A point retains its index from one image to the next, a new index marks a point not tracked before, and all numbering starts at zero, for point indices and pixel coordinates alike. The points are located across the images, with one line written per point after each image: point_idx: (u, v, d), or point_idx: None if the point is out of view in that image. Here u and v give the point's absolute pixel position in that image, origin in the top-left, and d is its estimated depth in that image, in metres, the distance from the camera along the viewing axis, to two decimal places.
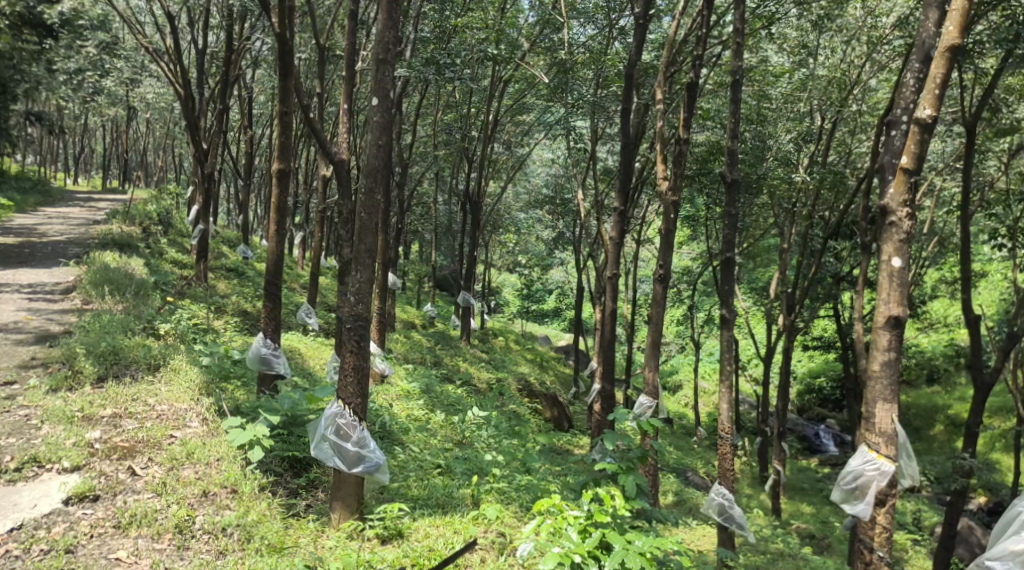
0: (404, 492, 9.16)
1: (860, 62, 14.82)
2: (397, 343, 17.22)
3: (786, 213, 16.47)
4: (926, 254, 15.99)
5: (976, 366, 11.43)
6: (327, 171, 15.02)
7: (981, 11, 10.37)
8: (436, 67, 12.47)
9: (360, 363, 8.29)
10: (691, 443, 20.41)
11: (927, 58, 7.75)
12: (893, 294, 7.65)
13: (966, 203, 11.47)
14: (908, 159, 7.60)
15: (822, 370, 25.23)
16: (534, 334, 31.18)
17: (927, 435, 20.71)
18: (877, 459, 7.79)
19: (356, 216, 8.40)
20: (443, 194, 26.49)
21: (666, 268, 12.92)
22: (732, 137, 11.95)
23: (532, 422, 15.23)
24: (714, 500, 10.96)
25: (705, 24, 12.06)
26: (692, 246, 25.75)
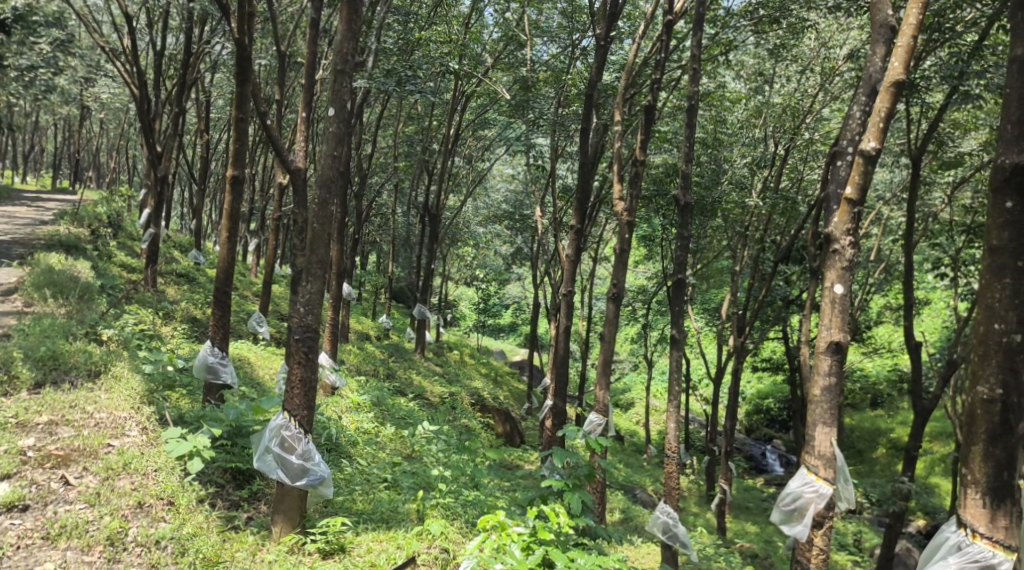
0: (349, 506, 9.11)
1: (813, 91, 15.01)
2: (350, 354, 17.13)
3: (739, 236, 16.73)
4: (873, 281, 16.37)
5: (916, 391, 11.69)
6: (284, 179, 14.91)
7: (929, 48, 10.72)
8: (398, 79, 12.50)
9: (306, 375, 8.23)
10: (640, 461, 20.54)
11: (873, 92, 8.05)
12: (835, 319, 7.81)
13: (909, 233, 11.72)
14: (852, 189, 7.76)
15: (770, 392, 25.61)
16: (489, 349, 31.26)
17: (869, 458, 21.10)
18: (816, 482, 7.93)
19: (310, 225, 8.37)
20: (402, 206, 26.45)
21: (620, 287, 13.02)
22: (687, 161, 12.11)
23: (483, 437, 15.24)
24: (659, 518, 11.04)
25: (664, 48, 12.19)
26: (647, 265, 26.05)
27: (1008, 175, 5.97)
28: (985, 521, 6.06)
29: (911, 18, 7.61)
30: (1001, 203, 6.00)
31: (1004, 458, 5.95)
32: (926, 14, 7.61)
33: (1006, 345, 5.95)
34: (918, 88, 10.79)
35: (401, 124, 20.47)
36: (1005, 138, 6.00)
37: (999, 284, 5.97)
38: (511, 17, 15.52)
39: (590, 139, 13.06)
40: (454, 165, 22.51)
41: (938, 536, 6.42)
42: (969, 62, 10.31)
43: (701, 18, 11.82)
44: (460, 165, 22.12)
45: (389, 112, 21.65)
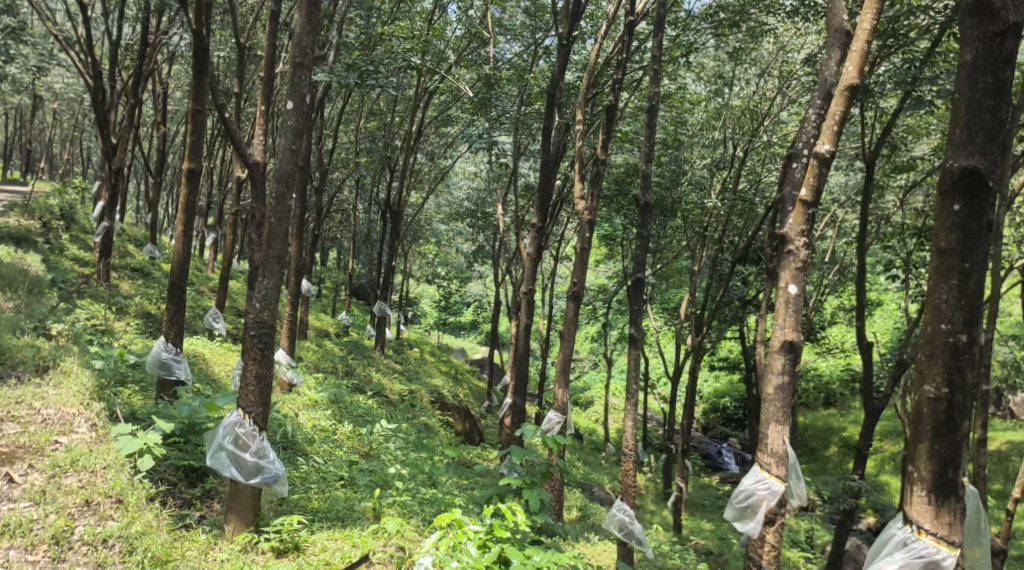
0: (304, 504, 9.05)
1: (772, 95, 15.15)
2: (309, 351, 17.02)
3: (697, 237, 16.89)
4: (827, 282, 16.63)
5: (868, 391, 11.88)
6: (242, 173, 14.76)
7: (883, 53, 10.93)
8: (359, 74, 12.38)
9: (262, 371, 8.15)
10: (598, 459, 20.63)
11: (828, 96, 8.25)
12: (789, 319, 7.93)
13: (862, 235, 11.90)
14: (807, 191, 7.86)
15: (726, 391, 25.92)
16: (449, 347, 31.25)
17: (823, 456, 21.44)
18: (769, 479, 8.04)
19: (266, 220, 8.29)
20: (363, 202, 26.32)
21: (580, 286, 13.05)
22: (647, 161, 12.17)
23: (442, 435, 15.23)
24: (616, 515, 11.12)
25: (625, 49, 12.26)
26: (608, 265, 26.21)
27: (956, 179, 5.86)
28: (929, 517, 5.99)
29: (866, 24, 7.69)
30: (949, 206, 5.88)
31: (949, 455, 5.89)
32: (881, 19, 7.69)
33: (952, 345, 5.88)
34: (873, 93, 10.95)
35: (363, 120, 20.36)
36: (955, 141, 5.89)
37: (946, 285, 5.88)
38: (474, 14, 15.45)
39: (552, 138, 13.08)
40: (416, 162, 22.45)
41: (884, 532, 6.33)
42: (921, 68, 10.48)
43: (662, 19, 11.87)
44: (422, 162, 22.05)
45: (351, 107, 21.52)
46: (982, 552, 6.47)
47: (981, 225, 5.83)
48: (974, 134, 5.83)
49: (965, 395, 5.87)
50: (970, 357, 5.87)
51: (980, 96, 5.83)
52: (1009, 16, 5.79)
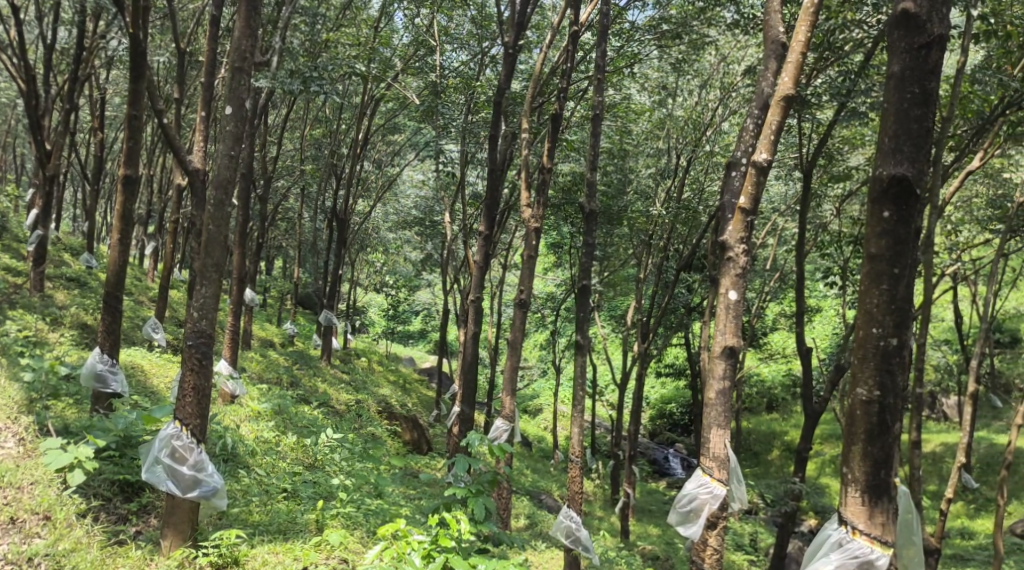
0: (244, 518, 8.90)
1: (714, 105, 15.36)
2: (252, 361, 16.76)
3: (642, 245, 17.07)
4: (769, 289, 16.93)
5: (807, 396, 12.08)
6: (182, 180, 14.48)
7: (820, 65, 11.16)
8: (302, 80, 12.17)
9: (199, 382, 7.99)
10: (546, 466, 20.66)
11: (764, 106, 8.40)
12: (729, 325, 8.04)
13: (801, 243, 12.10)
14: (745, 199, 7.99)
15: (673, 397, 26.22)
16: (398, 356, 31.15)
17: (765, 460, 21.78)
18: (711, 483, 8.13)
19: (204, 228, 8.14)
20: (308, 210, 26.11)
21: (527, 294, 13.04)
22: (592, 170, 12.23)
23: (388, 445, 15.13)
24: (562, 523, 11.12)
25: (569, 59, 12.34)
26: (556, 273, 26.35)
27: (885, 186, 5.99)
28: (863, 518, 6.09)
29: (800, 36, 7.85)
30: (879, 213, 6.01)
31: (881, 457, 6.01)
32: (815, 30, 7.86)
33: (883, 349, 6.00)
34: (809, 103, 11.16)
35: (308, 127, 20.17)
36: (884, 150, 6.03)
37: (877, 290, 6.00)
38: (420, 22, 15.36)
39: (499, 145, 13.08)
40: (363, 170, 22.31)
41: (821, 532, 6.40)
42: (856, 80, 10.71)
43: (605, 28, 11.94)
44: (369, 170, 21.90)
45: (295, 115, 21.32)
46: (914, 551, 6.60)
47: (910, 231, 5.97)
48: (903, 143, 5.97)
49: (896, 398, 6.00)
50: (901, 359, 6.00)
51: (907, 106, 5.97)
52: (934, 28, 5.95)
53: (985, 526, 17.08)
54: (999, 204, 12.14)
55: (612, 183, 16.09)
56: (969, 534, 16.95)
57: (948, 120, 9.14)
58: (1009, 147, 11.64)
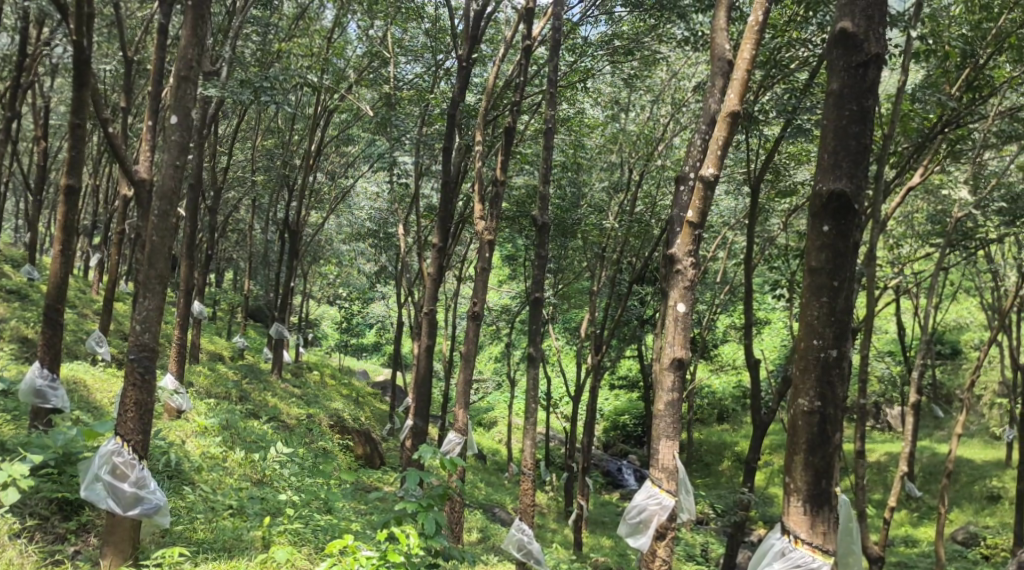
0: (188, 536, 8.76)
1: (666, 120, 15.53)
2: (200, 376, 16.46)
3: (596, 257, 17.17)
4: (719, 301, 17.14)
5: (756, 407, 12.22)
6: (128, 190, 14.22)
7: (767, 81, 11.35)
8: (252, 89, 12.05)
9: (142, 397, 7.83)
10: (500, 479, 20.62)
11: (711, 122, 8.57)
12: (678, 337, 8.12)
13: (749, 257, 12.26)
14: (693, 213, 8.07)
15: (626, 409, 26.38)
16: (351, 369, 30.91)
17: (717, 470, 21.99)
18: (660, 494, 8.18)
19: (148, 239, 7.98)
20: (259, 222, 25.84)
21: (481, 306, 13.00)
22: (545, 182, 12.27)
23: (340, 459, 14.98)
24: (514, 536, 11.09)
25: (522, 72, 12.38)
26: (511, 285, 26.41)
27: (825, 201, 6.10)
28: (805, 527, 6.15)
29: (745, 53, 7.95)
30: (818, 227, 6.11)
31: (822, 466, 6.08)
32: (759, 48, 7.98)
33: (824, 360, 6.08)
34: (756, 119, 11.35)
35: (259, 138, 19.96)
36: (824, 165, 6.13)
37: (817, 302, 6.10)
38: (374, 34, 15.32)
39: (452, 158, 13.07)
40: (316, 182, 22.13)
41: (764, 541, 6.45)
42: (801, 98, 10.90)
43: (558, 43, 12.00)
44: (322, 182, 21.75)
45: (246, 126, 21.11)
46: (854, 558, 6.69)
47: (849, 245, 6.07)
48: (842, 159, 6.08)
49: (836, 408, 6.09)
50: (840, 371, 6.09)
51: (846, 122, 6.09)
52: (871, 47, 6.07)
53: (928, 534, 17.40)
54: (939, 220, 12.44)
55: (565, 197, 16.19)
56: (913, 541, 17.23)
57: (889, 137, 9.34)
58: (947, 164, 11.95)
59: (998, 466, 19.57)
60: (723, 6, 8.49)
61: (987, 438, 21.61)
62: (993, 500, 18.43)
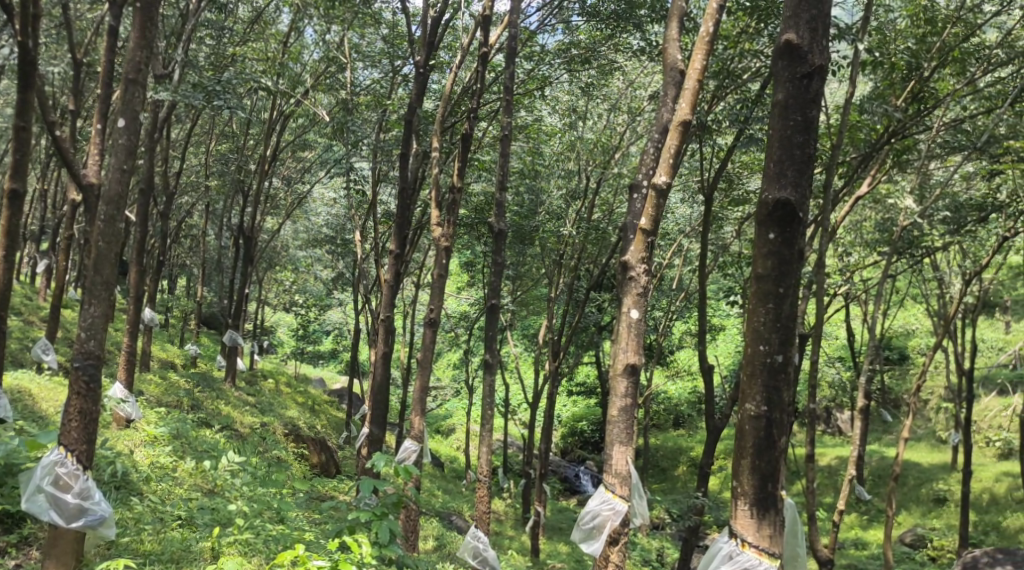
0: (135, 547, 8.71)
1: (622, 128, 15.63)
2: (150, 384, 16.17)
3: (553, 264, 17.21)
4: (674, 307, 17.30)
5: (709, 413, 12.32)
6: (76, 195, 13.94)
7: (721, 90, 11.48)
8: (205, 93, 11.87)
9: (86, 406, 7.65)
10: (457, 487, 20.55)
11: (664, 131, 8.70)
12: (631, 343, 8.18)
13: (703, 265, 12.38)
14: (645, 220, 8.14)
15: (584, 415, 26.48)
16: (307, 376, 30.64)
17: (672, 475, 22.15)
18: (613, 499, 8.20)
19: (93, 245, 7.80)
20: (213, 228, 25.53)
21: (437, 313, 12.95)
22: (501, 189, 12.26)
23: (295, 468, 14.82)
24: (469, 543, 11.03)
25: (479, 80, 12.37)
26: (470, 291, 26.37)
27: (771, 210, 6.17)
28: (751, 530, 6.20)
29: (696, 63, 8.02)
30: (765, 234, 6.19)
31: (768, 470, 6.15)
32: (710, 59, 8.06)
33: (769, 366, 6.15)
34: (710, 129, 11.47)
35: (213, 142, 19.67)
36: (769, 174, 6.21)
37: (764, 308, 6.16)
38: (331, 39, 15.19)
39: (409, 164, 12.98)
40: (271, 187, 21.89)
41: (711, 545, 6.48)
42: (753, 108, 11.05)
43: (514, 52, 12.01)
44: (278, 188, 21.54)
45: (200, 131, 20.81)
46: (798, 560, 6.76)
47: (794, 252, 6.15)
48: (787, 168, 6.16)
49: (782, 413, 6.16)
50: (786, 376, 6.16)
51: (790, 132, 6.17)
52: (814, 59, 6.17)
53: (877, 537, 17.67)
54: (887, 228, 12.69)
55: (523, 204, 16.18)
56: (862, 543, 17.49)
57: (837, 148, 9.48)
58: (894, 173, 12.18)
59: (944, 469, 19.97)
60: (675, 16, 8.58)
61: (933, 442, 22.05)
62: (940, 502, 18.81)
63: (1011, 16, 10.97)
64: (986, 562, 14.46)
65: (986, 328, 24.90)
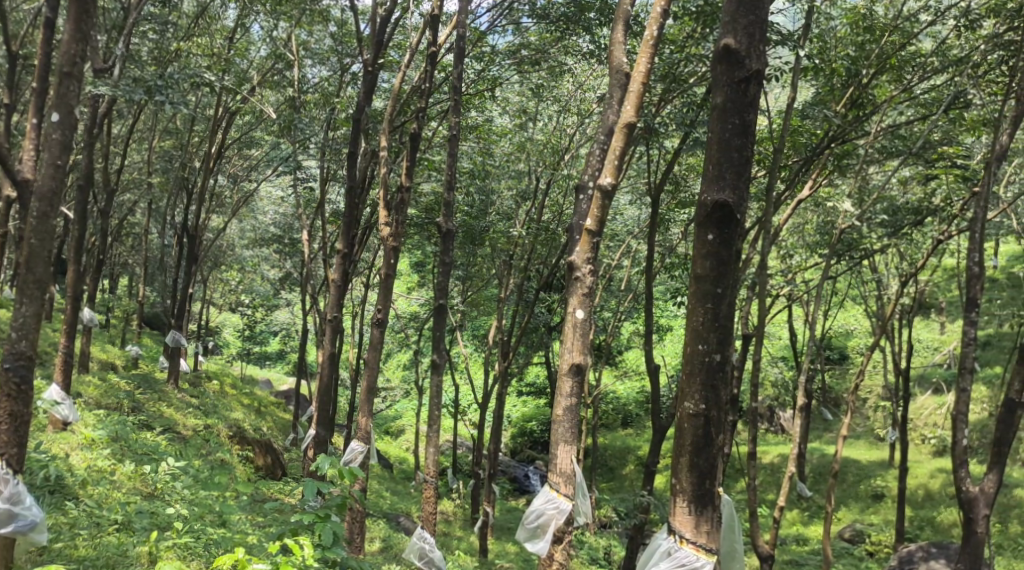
0: (68, 553, 8.55)
1: (571, 130, 15.68)
2: (89, 386, 15.79)
3: (503, 264, 17.20)
4: (622, 307, 17.41)
5: (655, 412, 12.41)
6: (10, 192, 13.55)
7: (667, 93, 11.58)
8: (146, 88, 11.59)
9: (16, 409, 7.44)
10: (405, 488, 20.43)
11: (609, 133, 8.79)
12: (576, 343, 8.22)
13: (650, 266, 12.46)
14: (591, 221, 8.16)
15: (534, 415, 26.53)
16: (253, 378, 30.25)
17: (620, 474, 22.31)
18: (557, 498, 8.21)
19: (26, 241, 7.59)
20: (157, 226, 25.07)
21: (385, 313, 12.83)
22: (449, 189, 12.19)
23: (239, 470, 14.60)
24: (416, 544, 10.96)
25: (427, 79, 12.29)
26: (420, 292, 26.24)
27: (709, 211, 6.23)
28: (690, 527, 6.26)
29: (641, 66, 8.06)
30: (703, 236, 6.24)
31: (706, 468, 6.21)
32: (654, 62, 8.11)
33: (707, 364, 6.21)
34: (656, 132, 11.56)
35: (156, 139, 19.27)
36: (708, 176, 6.28)
37: (702, 309, 6.22)
38: (278, 36, 14.97)
39: (357, 163, 12.81)
40: (217, 185, 21.54)
41: (650, 542, 6.53)
42: (698, 112, 11.17)
43: (462, 52, 11.95)
44: (223, 186, 21.20)
45: (142, 128, 20.37)
46: (735, 558, 6.82)
47: (732, 253, 6.22)
48: (725, 170, 6.23)
49: (719, 411, 6.22)
50: (723, 375, 6.22)
51: (728, 136, 6.24)
52: (751, 64, 6.24)
53: (817, 533, 17.98)
54: (828, 230, 12.91)
55: (474, 204, 16.12)
56: (803, 539, 17.78)
57: (779, 152, 9.61)
58: (834, 177, 12.40)
59: (882, 466, 20.38)
60: (621, 20, 8.63)
61: (871, 439, 22.51)
62: (878, 499, 19.22)
63: (945, 26, 11.23)
64: (920, 556, 14.77)
65: (922, 329, 25.52)
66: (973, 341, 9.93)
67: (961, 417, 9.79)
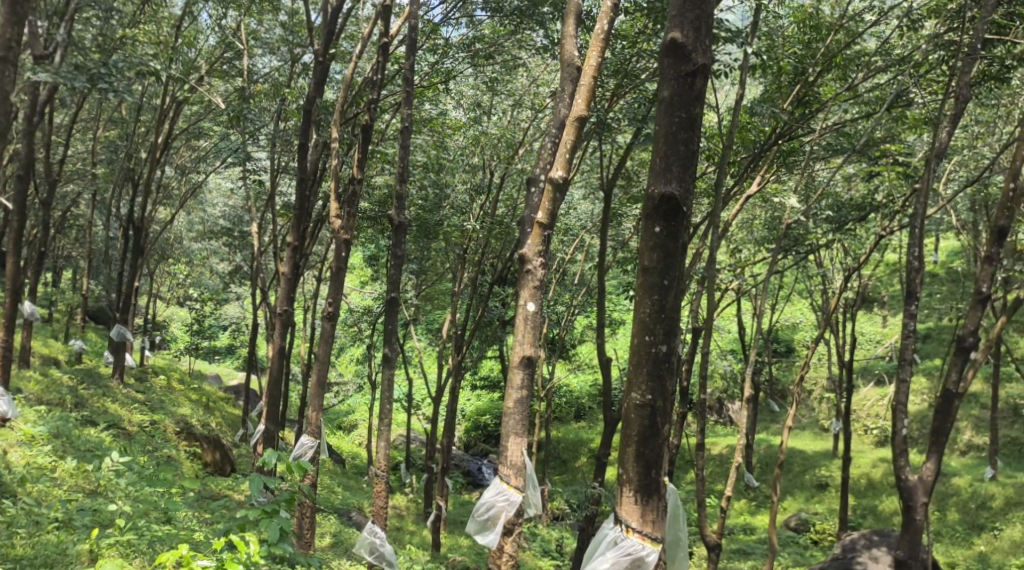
0: (5, 553, 8.31)
1: (524, 124, 15.65)
2: (30, 382, 15.41)
3: (456, 258, 17.14)
4: (574, 301, 17.48)
5: (606, 404, 12.48)
6: None
7: (620, 87, 11.61)
8: (88, 76, 11.28)
9: None
10: (358, 483, 20.31)
11: (561, 127, 8.79)
12: (527, 335, 8.22)
13: (601, 260, 12.52)
14: (541, 215, 8.15)
15: (487, 410, 26.53)
16: (203, 374, 29.78)
17: (573, 467, 22.43)
18: (507, 490, 8.20)
19: None
20: (102, 218, 24.52)
21: (335, 306, 12.69)
22: (400, 182, 12.06)
23: (187, 467, 14.37)
24: (366, 538, 10.86)
25: (379, 70, 12.17)
26: (373, 286, 26.05)
27: (657, 204, 6.26)
28: (636, 516, 6.30)
29: (592, 60, 8.03)
30: (651, 228, 6.28)
31: (652, 458, 6.25)
32: (605, 56, 8.09)
33: (653, 355, 6.25)
34: (609, 127, 11.59)
35: (101, 129, 18.82)
36: (655, 169, 6.30)
37: (648, 300, 6.25)
38: (227, 24, 14.68)
39: (307, 155, 12.62)
40: (164, 176, 21.12)
41: (598, 532, 6.58)
42: (650, 107, 11.22)
43: (415, 44, 11.83)
44: (171, 177, 20.82)
45: (86, 117, 19.90)
46: (680, 547, 6.89)
47: (678, 245, 6.26)
48: (672, 163, 6.26)
49: (665, 401, 6.27)
50: (669, 365, 6.27)
51: (675, 129, 6.27)
52: (697, 58, 6.28)
53: (764, 522, 18.26)
54: (776, 225, 13.09)
55: (427, 198, 16.03)
56: (750, 529, 18.04)
57: (728, 147, 9.67)
58: (782, 173, 12.56)
59: (827, 456, 20.75)
60: (572, 13, 8.62)
61: (817, 431, 22.92)
62: (822, 488, 19.57)
63: (889, 26, 11.44)
64: (863, 544, 15.06)
65: (866, 322, 26.04)
66: (912, 334, 10.12)
67: (901, 408, 9.97)
